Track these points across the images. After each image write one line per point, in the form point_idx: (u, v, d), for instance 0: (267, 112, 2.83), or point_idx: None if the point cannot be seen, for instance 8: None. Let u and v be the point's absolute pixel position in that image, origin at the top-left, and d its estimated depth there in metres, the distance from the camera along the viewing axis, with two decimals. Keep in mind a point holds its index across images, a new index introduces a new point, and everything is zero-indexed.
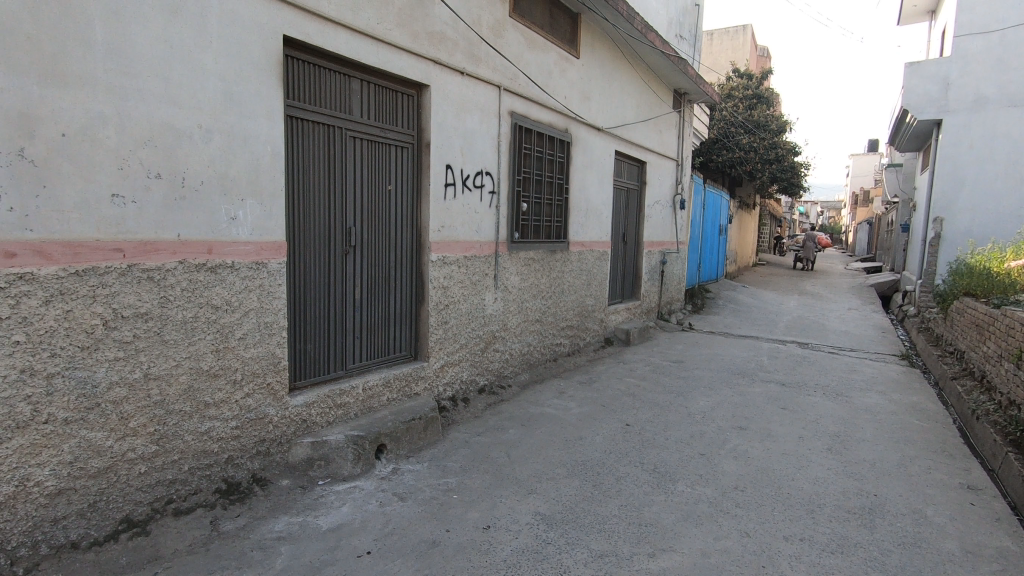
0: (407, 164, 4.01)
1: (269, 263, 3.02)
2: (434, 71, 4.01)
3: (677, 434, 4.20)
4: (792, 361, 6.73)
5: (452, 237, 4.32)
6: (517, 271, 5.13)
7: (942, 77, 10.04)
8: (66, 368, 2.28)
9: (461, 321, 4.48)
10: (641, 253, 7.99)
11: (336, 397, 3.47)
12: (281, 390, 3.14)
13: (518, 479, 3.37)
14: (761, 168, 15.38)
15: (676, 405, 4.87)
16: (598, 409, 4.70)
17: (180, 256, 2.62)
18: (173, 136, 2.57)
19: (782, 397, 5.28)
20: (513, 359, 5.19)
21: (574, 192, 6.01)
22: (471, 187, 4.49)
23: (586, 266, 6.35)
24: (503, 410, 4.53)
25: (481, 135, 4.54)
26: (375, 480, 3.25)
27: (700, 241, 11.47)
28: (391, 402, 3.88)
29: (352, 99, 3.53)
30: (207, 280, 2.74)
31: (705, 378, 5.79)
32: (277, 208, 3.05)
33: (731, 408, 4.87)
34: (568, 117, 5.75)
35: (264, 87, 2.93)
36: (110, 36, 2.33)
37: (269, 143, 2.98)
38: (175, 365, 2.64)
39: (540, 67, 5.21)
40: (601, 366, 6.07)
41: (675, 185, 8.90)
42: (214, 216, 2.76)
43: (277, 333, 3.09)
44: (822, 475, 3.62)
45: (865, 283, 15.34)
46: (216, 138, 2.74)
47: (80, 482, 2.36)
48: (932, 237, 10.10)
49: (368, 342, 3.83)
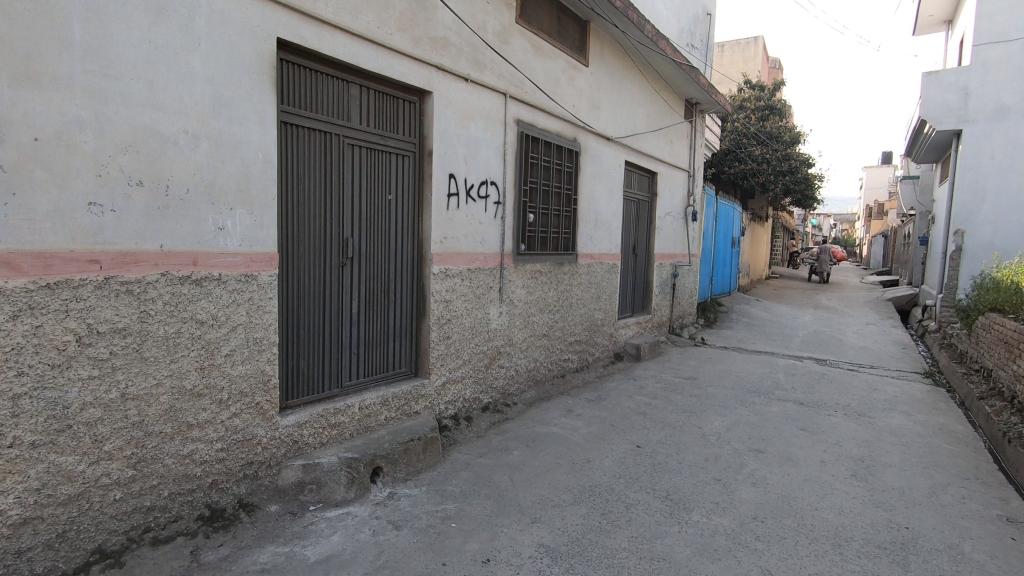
0: (408, 173, 3.86)
1: (259, 275, 2.86)
2: (437, 77, 3.88)
3: (690, 457, 3.98)
4: (810, 378, 6.47)
5: (455, 249, 4.16)
6: (523, 284, 4.96)
7: (961, 86, 9.81)
8: (34, 388, 2.13)
9: (464, 336, 4.30)
10: (652, 266, 7.78)
11: (331, 416, 3.30)
12: (271, 410, 2.98)
13: (521, 506, 3.17)
14: (774, 179, 15.14)
15: (690, 425, 4.65)
16: (607, 429, 4.48)
17: (163, 268, 2.48)
18: (157, 142, 2.44)
19: (801, 418, 5.03)
20: (518, 375, 4.99)
21: (583, 203, 5.84)
22: (475, 198, 4.34)
23: (595, 279, 6.16)
24: (508, 430, 4.34)
25: (486, 144, 4.39)
26: (369, 506, 3.06)
27: (713, 254, 11.27)
28: (389, 422, 3.69)
29: (351, 105, 3.40)
30: (192, 293, 2.59)
31: (719, 396, 5.56)
32: (269, 218, 2.91)
33: (747, 429, 4.63)
34: (576, 125, 5.60)
35: (256, 92, 2.80)
36: (90, 36, 2.21)
37: (261, 150, 2.85)
38: (156, 384, 2.49)
39: (547, 75, 5.07)
40: (611, 383, 5.86)
41: (687, 197, 8.71)
42: (200, 226, 2.62)
43: (267, 349, 2.93)
44: (847, 505, 3.38)
45: (882, 296, 14.97)
46: (203, 144, 2.61)
47: (48, 510, 2.20)
48: (953, 250, 9.79)
49: (365, 359, 3.67)
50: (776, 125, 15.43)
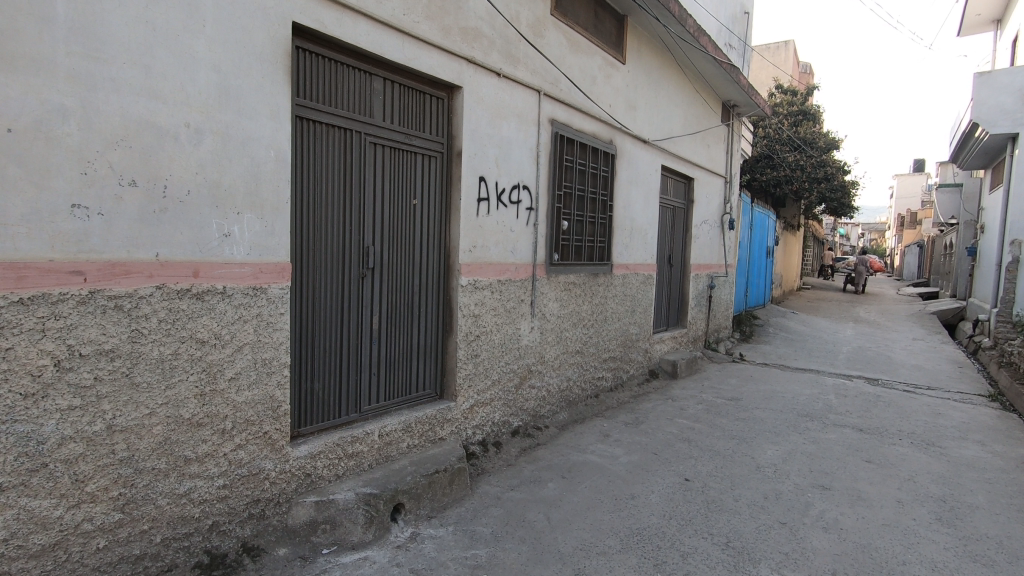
0: (434, 176, 3.52)
1: (269, 288, 2.54)
2: (467, 71, 3.55)
3: (747, 493, 3.54)
4: (864, 401, 5.93)
5: (485, 259, 3.81)
6: (556, 297, 4.58)
7: (1017, 87, 9.20)
8: (2, 422, 1.82)
9: (493, 355, 3.93)
10: (688, 277, 7.35)
11: (347, 445, 2.95)
12: (281, 439, 2.64)
13: (561, 554, 2.77)
14: (809, 187, 14.55)
15: (741, 455, 4.19)
16: (650, 458, 4.05)
17: (158, 280, 2.17)
18: (154, 137, 2.13)
19: (864, 447, 4.53)
20: (550, 396, 4.60)
21: (619, 210, 5.45)
22: (507, 203, 3.99)
23: (631, 291, 5.75)
24: (540, 458, 3.94)
25: (519, 146, 4.05)
26: (389, 551, 2.70)
27: (748, 264, 10.76)
28: (411, 451, 3.34)
29: (374, 101, 3.08)
30: (192, 309, 2.27)
31: (769, 421, 5.08)
32: (280, 224, 2.59)
33: (806, 461, 4.16)
34: (613, 127, 5.22)
35: (267, 83, 2.49)
36: (76, 13, 1.92)
37: (273, 148, 2.53)
38: (149, 414, 2.17)
39: (583, 72, 4.72)
40: (648, 403, 5.43)
41: (724, 204, 8.25)
42: (202, 233, 2.30)
43: (277, 372, 2.61)
44: (940, 558, 2.90)
45: (925, 309, 14.19)
46: (208, 140, 2.30)
47: (18, 564, 1.88)
48: (1010, 261, 9.13)
49: (387, 381, 3.32)
50: (811, 131, 14.87)
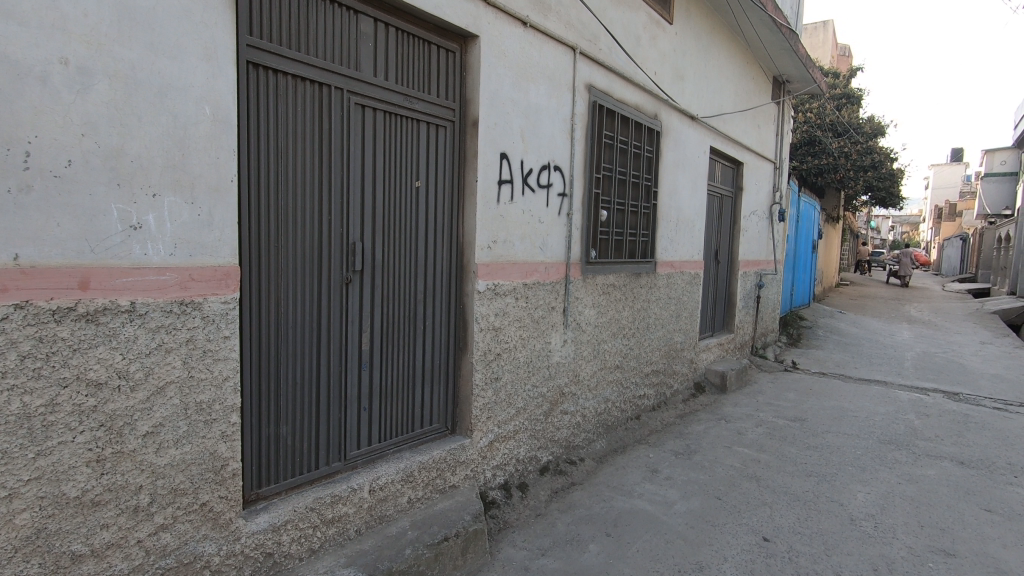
0: (444, 151, 2.75)
1: (204, 303, 1.80)
2: (486, 16, 2.76)
3: (848, 563, 2.71)
4: (954, 424, 5.01)
5: (508, 257, 3.02)
6: (593, 302, 3.78)
7: None
8: None
9: (518, 377, 3.16)
10: (736, 276, 6.47)
11: (326, 509, 2.21)
12: (227, 512, 1.90)
13: None
14: (854, 176, 13.42)
15: (826, 502, 3.36)
16: (714, 506, 3.23)
17: (18, 297, 1.44)
18: (4, 77, 1.40)
19: (976, 489, 3.66)
20: (585, 422, 3.81)
21: (664, 197, 4.62)
22: (535, 187, 3.19)
23: (676, 293, 4.92)
24: (576, 505, 3.16)
25: (550, 116, 3.25)
26: None
27: (793, 259, 9.79)
28: (414, 506, 2.58)
29: (361, 48, 2.31)
30: (80, 337, 1.53)
31: (847, 450, 4.23)
32: (221, 211, 1.84)
33: (911, 510, 3.31)
34: (659, 98, 4.39)
35: (197, 7, 1.73)
36: None
37: (208, 103, 1.78)
38: (8, 498, 1.44)
39: (625, 29, 3.89)
40: (698, 425, 4.61)
41: (774, 192, 7.34)
42: (96, 224, 1.57)
43: (221, 420, 1.87)
44: None
45: (985, 307, 12.98)
46: (101, 87, 1.56)
47: None
48: None
49: (382, 416, 2.57)
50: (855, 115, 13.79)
